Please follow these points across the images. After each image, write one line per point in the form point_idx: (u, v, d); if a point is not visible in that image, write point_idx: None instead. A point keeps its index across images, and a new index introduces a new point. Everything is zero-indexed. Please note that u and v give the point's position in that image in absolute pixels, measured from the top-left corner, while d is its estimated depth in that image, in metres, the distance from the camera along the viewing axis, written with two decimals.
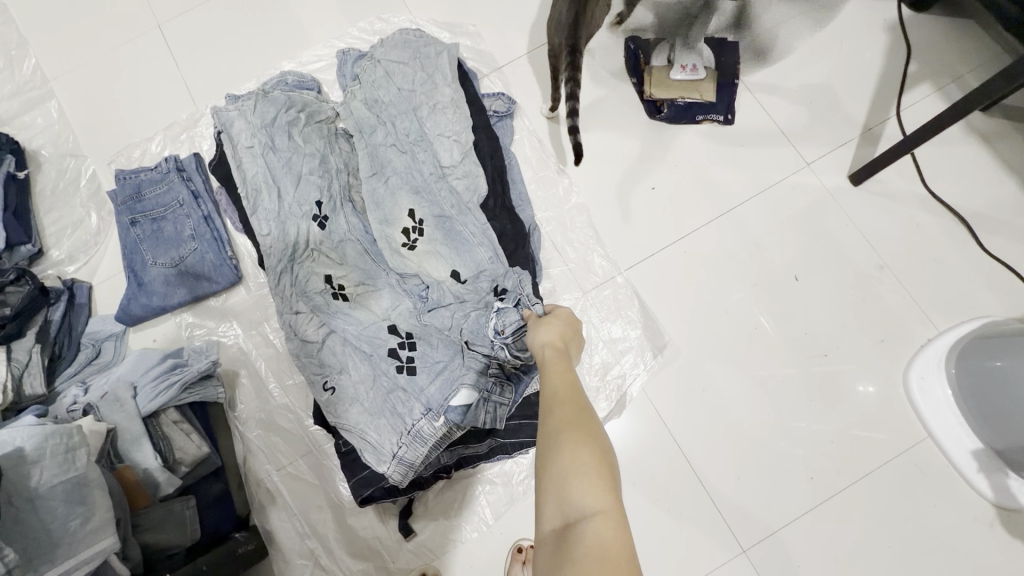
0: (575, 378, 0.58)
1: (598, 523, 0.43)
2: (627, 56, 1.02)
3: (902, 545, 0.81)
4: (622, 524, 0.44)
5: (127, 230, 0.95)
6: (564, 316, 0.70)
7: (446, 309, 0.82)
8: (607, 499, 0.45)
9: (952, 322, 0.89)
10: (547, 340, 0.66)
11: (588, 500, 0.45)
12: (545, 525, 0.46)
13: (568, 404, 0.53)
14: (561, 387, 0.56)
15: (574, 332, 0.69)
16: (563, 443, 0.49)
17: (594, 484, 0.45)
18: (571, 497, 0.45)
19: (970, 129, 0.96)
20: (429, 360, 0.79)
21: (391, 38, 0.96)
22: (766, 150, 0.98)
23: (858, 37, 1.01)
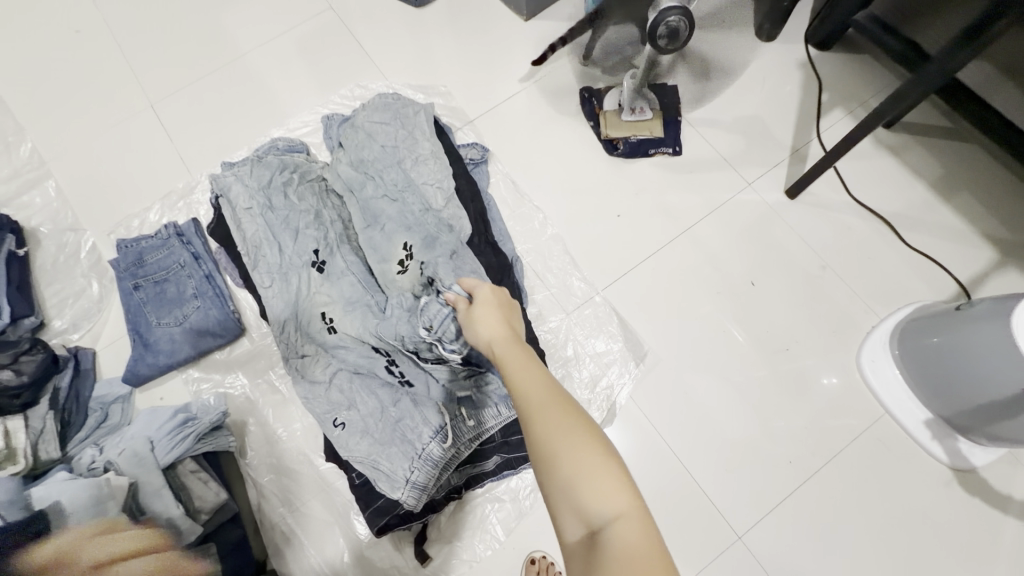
0: (539, 366, 0.58)
1: (626, 526, 0.45)
2: (583, 104, 1.16)
3: (878, 515, 0.89)
4: (641, 513, 0.46)
5: (130, 293, 1.00)
6: (492, 300, 0.70)
7: (398, 319, 0.87)
8: (624, 496, 0.47)
9: (891, 310, 1.01)
10: (493, 331, 0.65)
11: (606, 504, 0.46)
12: (570, 534, 0.47)
13: (547, 402, 0.53)
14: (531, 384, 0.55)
15: (504, 308, 0.70)
16: (560, 452, 0.49)
17: (608, 485, 0.47)
18: (588, 504, 0.47)
19: (879, 144, 1.12)
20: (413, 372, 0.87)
21: (372, 102, 1.07)
22: (712, 175, 1.11)
23: (778, 73, 1.18)
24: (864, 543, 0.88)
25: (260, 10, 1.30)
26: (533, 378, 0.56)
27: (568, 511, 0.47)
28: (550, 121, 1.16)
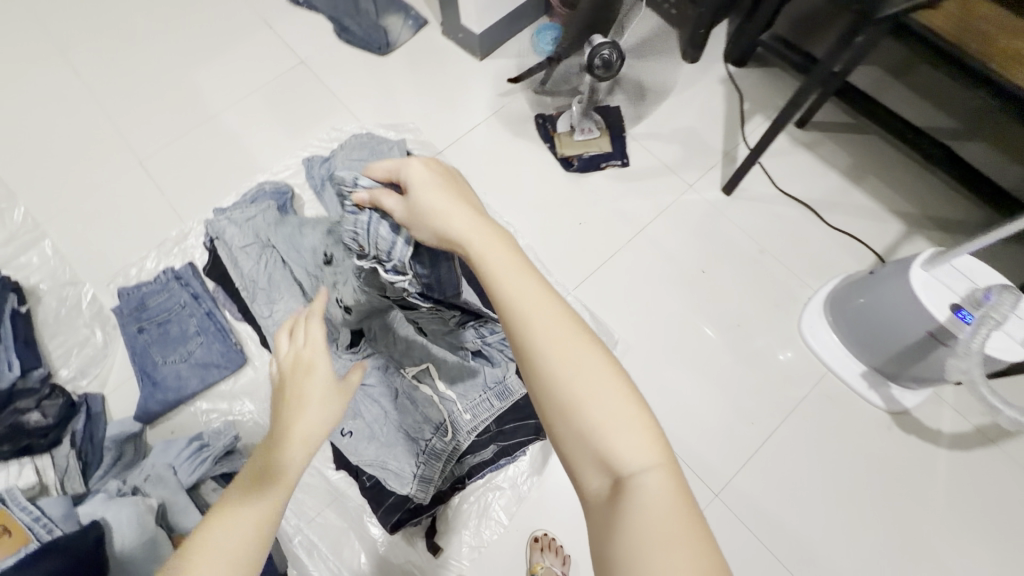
0: (549, 294, 0.52)
1: (659, 477, 0.44)
2: (538, 129, 1.30)
3: (831, 461, 1.02)
4: (670, 464, 0.45)
5: (135, 336, 1.07)
6: (440, 182, 0.61)
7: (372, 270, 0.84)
8: (654, 447, 0.46)
9: (823, 282, 1.16)
10: (466, 227, 0.57)
11: (639, 453, 0.45)
12: (593, 481, 0.46)
13: (567, 338, 0.49)
14: (548, 317, 0.50)
15: (451, 183, 0.62)
16: (591, 398, 0.46)
17: (639, 435, 0.45)
18: (617, 452, 0.45)
19: (796, 142, 1.29)
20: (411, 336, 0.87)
21: (349, 144, 1.19)
22: (658, 181, 1.26)
23: (704, 89, 1.35)
24: (821, 486, 1.00)
25: (236, 69, 1.41)
26: (543, 305, 0.50)
27: (592, 457, 0.45)
28: (511, 146, 1.29)
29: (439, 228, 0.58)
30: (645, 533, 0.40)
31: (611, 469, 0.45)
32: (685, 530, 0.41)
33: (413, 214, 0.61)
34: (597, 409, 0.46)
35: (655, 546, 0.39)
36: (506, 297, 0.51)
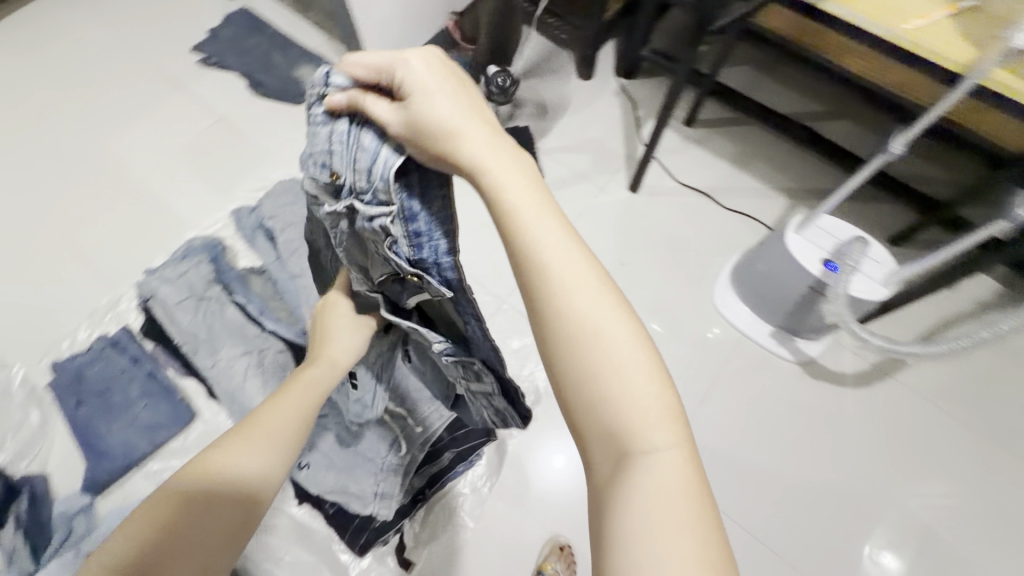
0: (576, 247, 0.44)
1: (675, 459, 0.39)
2: None
3: (759, 417, 1.13)
4: (688, 446, 0.40)
5: (74, 410, 1.05)
6: (460, 93, 0.46)
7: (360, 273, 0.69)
8: (674, 426, 0.40)
9: (727, 258, 1.29)
10: (489, 155, 0.44)
11: (659, 432, 0.39)
12: (597, 457, 0.41)
13: (591, 297, 0.42)
14: (573, 274, 0.42)
15: (460, 88, 0.47)
16: (610, 365, 0.40)
17: (659, 411, 0.40)
18: (633, 428, 0.39)
19: (688, 138, 1.44)
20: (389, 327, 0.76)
21: (275, 192, 1.26)
22: (572, 188, 1.37)
23: (602, 100, 1.48)
24: (755, 442, 1.11)
25: (153, 134, 1.43)
26: (569, 254, 0.43)
27: (601, 431, 0.40)
28: None
29: (455, 149, 0.44)
30: (651, 517, 0.36)
31: (621, 446, 0.39)
32: (698, 521, 0.37)
33: (415, 127, 0.45)
34: (616, 378, 0.40)
35: (659, 535, 0.36)
36: (526, 243, 0.43)
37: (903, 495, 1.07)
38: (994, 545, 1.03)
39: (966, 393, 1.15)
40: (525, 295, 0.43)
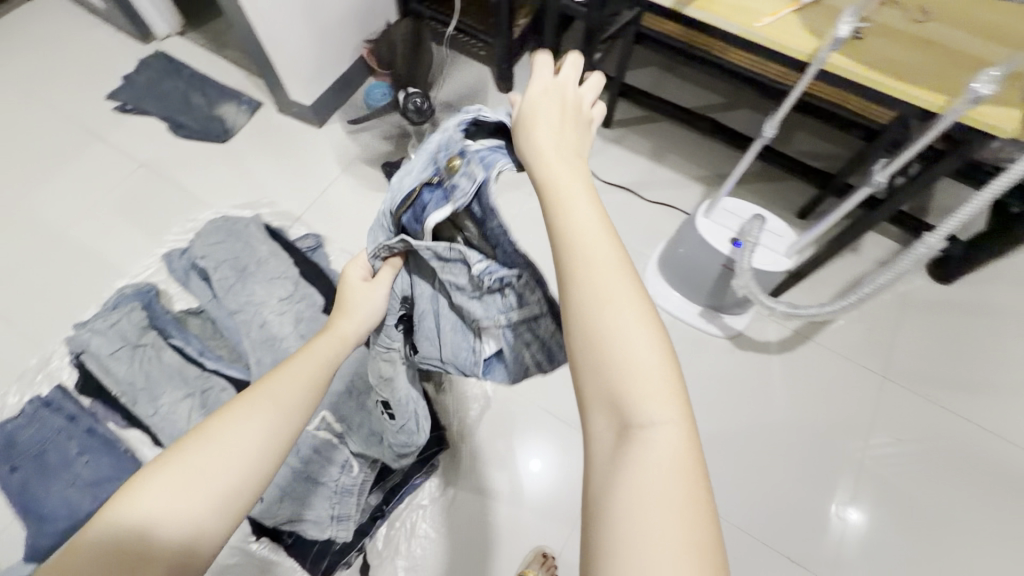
0: (603, 228, 0.45)
1: (673, 436, 0.38)
2: (386, 176, 1.42)
3: (700, 393, 1.20)
4: (688, 421, 0.39)
5: (9, 477, 1.02)
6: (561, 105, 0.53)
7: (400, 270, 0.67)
8: (674, 401, 0.39)
9: (653, 247, 1.37)
10: (550, 157, 0.49)
11: (659, 403, 0.38)
12: (597, 424, 0.40)
13: (607, 268, 0.42)
14: (593, 249, 0.43)
15: (563, 118, 0.53)
16: (615, 333, 0.40)
17: (662, 386, 0.39)
18: (632, 396, 0.39)
19: (607, 138, 1.52)
20: (399, 282, 0.68)
21: (204, 230, 1.25)
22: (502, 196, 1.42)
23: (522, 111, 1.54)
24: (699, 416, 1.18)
25: (73, 185, 1.40)
26: (596, 229, 0.44)
27: (604, 399, 0.39)
28: (368, 199, 1.41)
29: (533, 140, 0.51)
30: (638, 483, 0.36)
31: (620, 413, 0.39)
32: (689, 495, 0.36)
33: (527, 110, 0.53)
34: (622, 347, 0.40)
35: (643, 509, 0.35)
36: (559, 219, 0.45)
37: (833, 446, 1.15)
38: (920, 481, 1.12)
39: (879, 345, 1.25)
40: (554, 259, 0.44)
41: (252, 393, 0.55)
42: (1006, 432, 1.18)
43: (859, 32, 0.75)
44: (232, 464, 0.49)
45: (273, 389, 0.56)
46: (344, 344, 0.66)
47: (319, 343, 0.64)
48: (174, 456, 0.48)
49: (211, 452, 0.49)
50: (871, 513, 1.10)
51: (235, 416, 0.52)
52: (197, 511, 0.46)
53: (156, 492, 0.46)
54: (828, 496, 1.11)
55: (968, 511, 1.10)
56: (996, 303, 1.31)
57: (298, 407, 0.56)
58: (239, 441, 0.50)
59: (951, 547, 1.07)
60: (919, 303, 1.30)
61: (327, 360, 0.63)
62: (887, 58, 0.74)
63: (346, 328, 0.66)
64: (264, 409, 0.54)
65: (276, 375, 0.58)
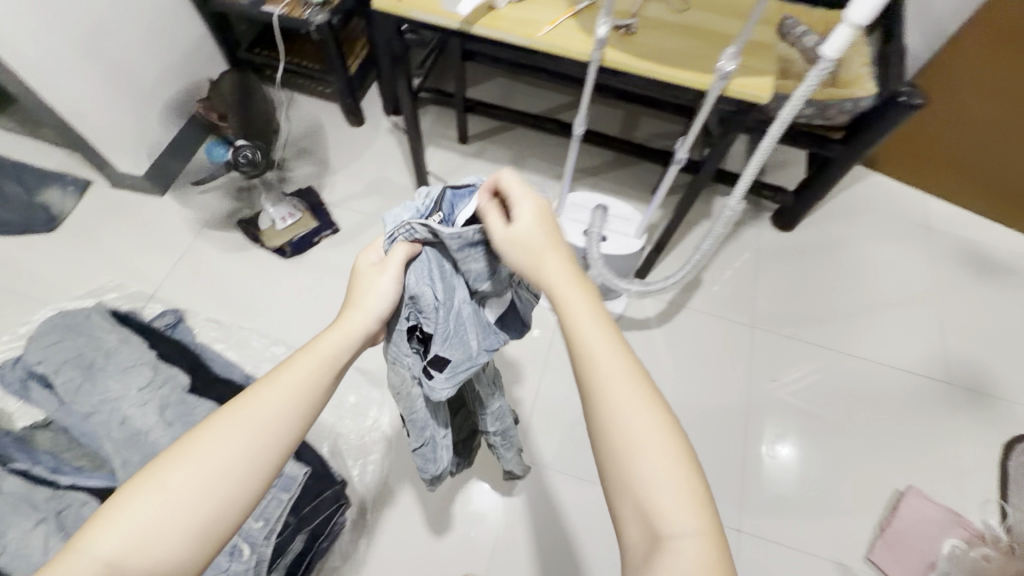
0: (615, 339, 0.50)
1: (702, 545, 0.42)
2: (244, 233, 1.36)
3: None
4: (712, 526, 0.43)
5: None
6: (539, 210, 0.56)
7: (437, 268, 0.59)
8: (697, 509, 0.44)
9: None
10: (556, 271, 0.54)
11: (684, 514, 0.43)
12: (630, 534, 0.44)
13: (622, 381, 0.48)
14: (606, 363, 0.49)
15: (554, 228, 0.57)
16: (638, 445, 0.45)
17: (687, 499, 0.44)
18: (661, 508, 0.43)
19: (467, 153, 1.53)
20: (424, 270, 0.58)
21: (39, 331, 1.12)
22: (369, 231, 1.39)
23: (377, 141, 1.52)
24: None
25: None
26: (614, 355, 0.49)
27: (636, 511, 0.44)
28: (230, 262, 1.33)
29: (535, 263, 0.54)
30: None
31: (650, 526, 0.43)
32: None
33: (518, 247, 0.54)
34: (644, 461, 0.45)
35: None
36: (571, 336, 0.51)
37: (721, 401, 1.23)
38: (802, 413, 1.22)
39: (747, 299, 1.36)
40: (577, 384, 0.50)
41: (236, 411, 0.49)
42: (867, 349, 1.30)
43: (629, 27, 0.81)
44: (214, 493, 0.46)
45: (260, 405, 0.49)
46: (354, 336, 0.56)
47: (325, 337, 0.55)
48: (155, 481, 0.45)
49: (193, 479, 0.45)
50: (799, 445, 1.18)
51: (218, 435, 0.47)
52: (179, 544, 0.44)
53: (134, 522, 0.43)
54: (758, 438, 1.19)
55: (858, 426, 1.20)
56: (836, 237, 1.45)
57: (288, 424, 0.50)
58: (220, 466, 0.46)
59: (854, 460, 1.17)
60: (771, 252, 1.43)
61: (332, 361, 0.54)
62: (659, 49, 0.80)
63: (357, 319, 0.57)
64: (253, 427, 0.48)
65: (269, 384, 0.51)
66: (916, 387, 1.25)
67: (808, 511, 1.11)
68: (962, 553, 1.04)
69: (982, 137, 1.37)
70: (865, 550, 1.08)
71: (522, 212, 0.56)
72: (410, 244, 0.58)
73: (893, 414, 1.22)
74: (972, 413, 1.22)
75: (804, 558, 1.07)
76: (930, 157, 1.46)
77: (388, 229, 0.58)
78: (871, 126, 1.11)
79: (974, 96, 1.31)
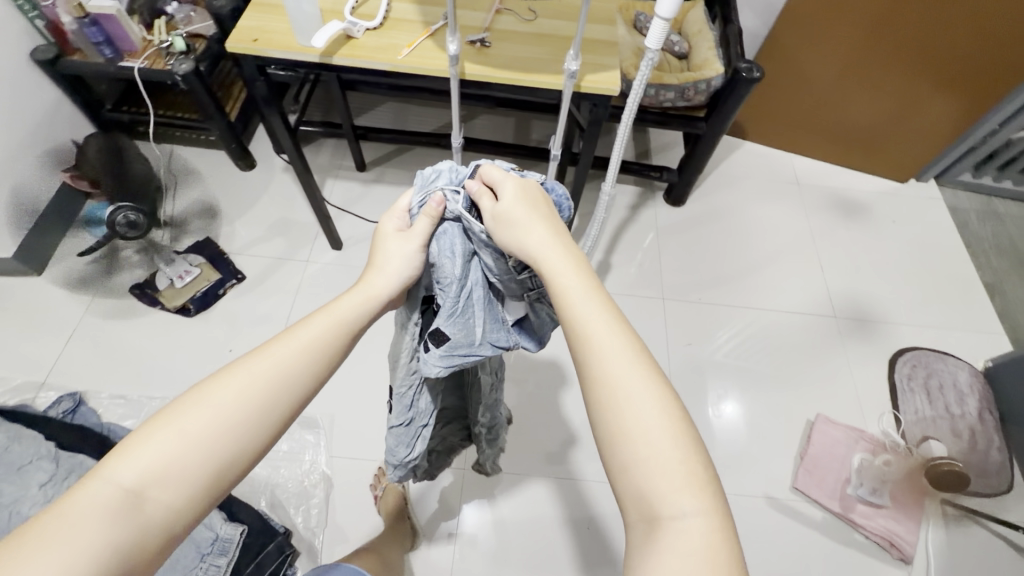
0: (611, 313, 0.50)
1: (703, 525, 0.42)
2: (140, 297, 1.28)
3: (532, 379, 1.27)
4: (718, 507, 0.43)
5: None
6: (524, 188, 0.56)
7: (458, 240, 0.58)
8: (702, 490, 0.43)
9: None
10: (548, 249, 0.53)
11: (688, 494, 0.43)
12: (632, 513, 0.44)
13: (620, 357, 0.47)
14: (603, 338, 0.48)
15: (541, 207, 0.57)
16: (636, 422, 0.45)
17: (687, 478, 0.43)
18: (664, 488, 0.43)
19: (367, 181, 1.53)
20: (446, 242, 0.58)
21: None
22: (278, 274, 1.35)
23: (273, 182, 1.49)
24: (539, 403, 1.26)
25: None
26: (609, 334, 0.49)
27: (635, 492, 0.44)
28: (128, 329, 1.25)
29: (519, 242, 0.54)
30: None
31: (650, 507, 0.43)
32: None
33: (504, 221, 0.55)
34: (643, 442, 0.44)
35: None
36: (565, 307, 0.50)
37: None
38: (720, 367, 1.32)
39: (653, 274, 1.45)
40: (574, 355, 0.49)
41: (255, 360, 0.49)
42: (766, 300, 1.42)
43: (484, 41, 0.86)
44: (229, 435, 0.46)
45: (279, 357, 0.49)
46: (375, 300, 0.56)
47: (341, 300, 0.55)
48: (174, 419, 0.45)
49: (210, 416, 0.45)
50: (721, 396, 1.27)
51: (234, 380, 0.47)
52: (191, 479, 0.44)
53: (151, 454, 0.43)
54: (704, 403, 1.26)
55: (773, 371, 1.32)
56: (722, 205, 1.59)
57: (300, 380, 0.50)
58: (236, 410, 0.46)
59: (777, 402, 1.27)
60: (669, 228, 1.54)
61: (349, 325, 0.54)
62: (514, 58, 0.86)
63: (375, 284, 0.56)
64: (269, 376, 0.48)
65: (285, 341, 0.50)
66: (811, 326, 1.39)
67: (743, 457, 1.20)
68: (869, 463, 1.17)
69: (823, 96, 1.55)
70: (791, 480, 1.18)
71: (506, 191, 0.56)
72: (432, 212, 0.57)
73: (799, 354, 1.34)
74: (859, 339, 1.37)
75: (743, 501, 1.15)
76: (787, 120, 1.64)
77: (420, 190, 0.59)
78: (724, 102, 1.23)
79: (808, 62, 1.49)
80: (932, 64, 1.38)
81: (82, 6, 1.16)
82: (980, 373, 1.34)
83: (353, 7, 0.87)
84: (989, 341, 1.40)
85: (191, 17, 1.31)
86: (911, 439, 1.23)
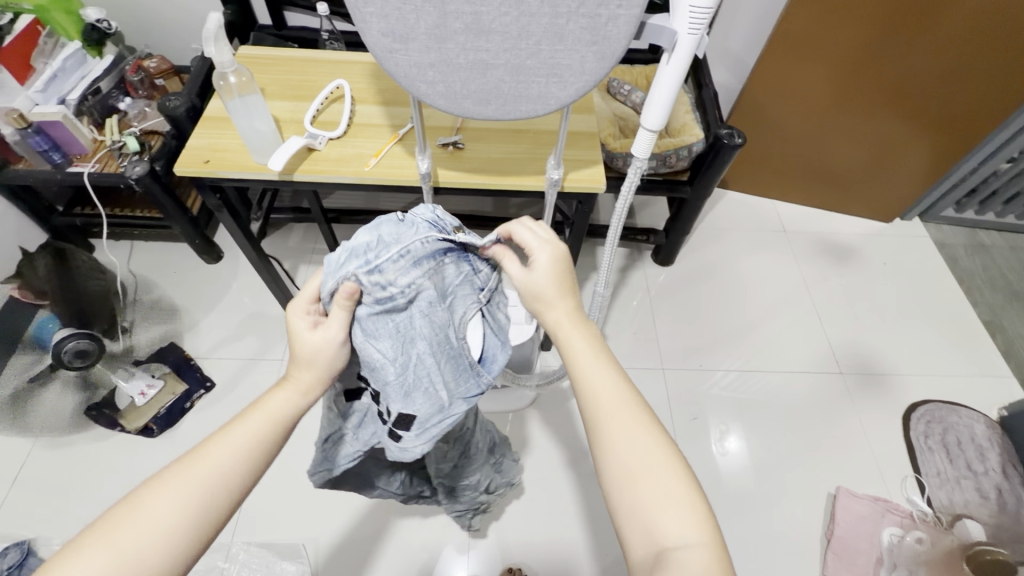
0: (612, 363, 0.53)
1: (704, 557, 0.42)
2: (98, 419, 1.16)
3: (533, 471, 1.17)
4: (718, 542, 0.44)
5: None
6: (556, 256, 0.57)
7: (377, 324, 0.53)
8: (705, 524, 0.44)
9: None
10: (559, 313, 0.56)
11: (689, 527, 0.44)
12: (634, 551, 0.45)
13: (619, 402, 0.50)
14: (602, 385, 0.51)
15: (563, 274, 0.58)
16: (638, 458, 0.47)
17: (689, 513, 0.45)
18: (664, 522, 0.44)
19: None
20: (367, 328, 0.54)
21: None
22: (251, 377, 1.24)
23: (242, 271, 1.40)
24: (546, 498, 1.14)
25: None
26: (614, 386, 0.51)
27: (637, 529, 0.45)
28: (79, 463, 1.12)
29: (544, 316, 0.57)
30: None
31: (655, 544, 0.44)
32: None
33: (530, 293, 0.57)
34: (646, 477, 0.46)
35: None
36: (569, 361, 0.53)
37: None
38: (731, 440, 1.24)
39: (650, 341, 1.39)
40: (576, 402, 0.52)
41: (189, 464, 0.47)
42: (769, 359, 1.37)
43: (457, 143, 0.81)
44: (159, 547, 0.44)
45: (214, 457, 0.48)
46: (313, 393, 0.55)
47: (274, 396, 0.54)
48: (104, 536, 0.43)
49: (144, 525, 0.44)
50: (736, 473, 1.20)
51: (163, 494, 0.46)
52: None
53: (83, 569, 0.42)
54: (701, 451, 1.22)
55: (786, 438, 1.25)
56: (712, 260, 1.55)
57: (237, 477, 0.49)
58: (166, 522, 0.45)
59: (796, 473, 1.20)
60: (660, 288, 1.49)
61: (285, 421, 0.53)
62: (489, 158, 0.81)
63: (307, 377, 0.55)
64: (202, 476, 0.47)
65: (219, 441, 0.49)
66: (818, 384, 1.33)
67: (763, 537, 1.12)
68: (900, 540, 1.11)
69: (800, 143, 1.54)
70: (821, 567, 1.09)
71: (541, 264, 0.57)
72: (342, 301, 0.51)
73: (811, 417, 1.28)
74: (869, 395, 1.31)
75: None
76: (766, 168, 1.63)
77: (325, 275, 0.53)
78: (707, 166, 1.19)
79: (784, 112, 1.47)
80: (912, 107, 1.37)
81: (24, 116, 1.08)
82: (996, 423, 1.29)
83: (313, 116, 0.82)
84: (1000, 387, 1.35)
85: (145, 113, 1.25)
86: (942, 510, 1.16)
